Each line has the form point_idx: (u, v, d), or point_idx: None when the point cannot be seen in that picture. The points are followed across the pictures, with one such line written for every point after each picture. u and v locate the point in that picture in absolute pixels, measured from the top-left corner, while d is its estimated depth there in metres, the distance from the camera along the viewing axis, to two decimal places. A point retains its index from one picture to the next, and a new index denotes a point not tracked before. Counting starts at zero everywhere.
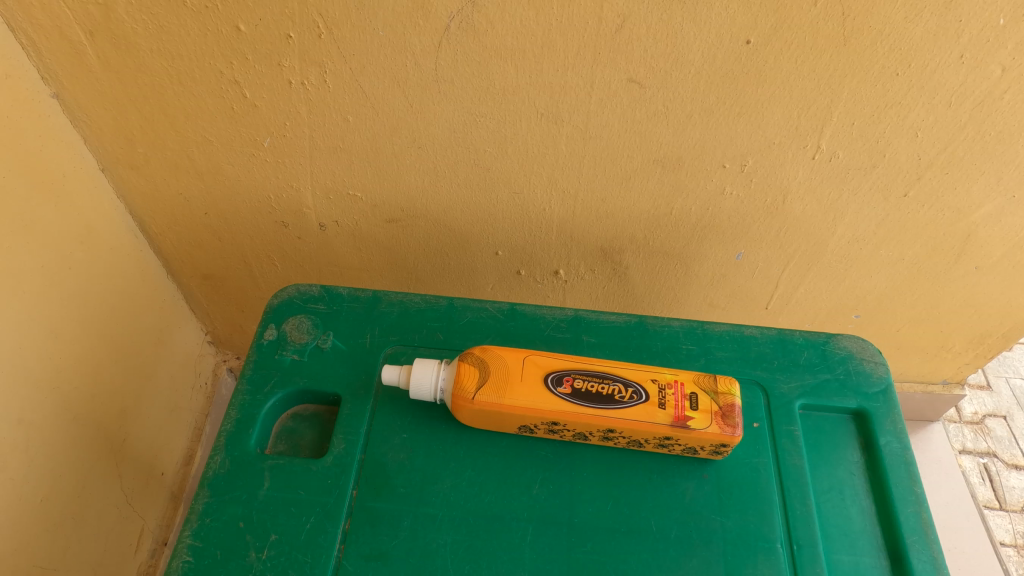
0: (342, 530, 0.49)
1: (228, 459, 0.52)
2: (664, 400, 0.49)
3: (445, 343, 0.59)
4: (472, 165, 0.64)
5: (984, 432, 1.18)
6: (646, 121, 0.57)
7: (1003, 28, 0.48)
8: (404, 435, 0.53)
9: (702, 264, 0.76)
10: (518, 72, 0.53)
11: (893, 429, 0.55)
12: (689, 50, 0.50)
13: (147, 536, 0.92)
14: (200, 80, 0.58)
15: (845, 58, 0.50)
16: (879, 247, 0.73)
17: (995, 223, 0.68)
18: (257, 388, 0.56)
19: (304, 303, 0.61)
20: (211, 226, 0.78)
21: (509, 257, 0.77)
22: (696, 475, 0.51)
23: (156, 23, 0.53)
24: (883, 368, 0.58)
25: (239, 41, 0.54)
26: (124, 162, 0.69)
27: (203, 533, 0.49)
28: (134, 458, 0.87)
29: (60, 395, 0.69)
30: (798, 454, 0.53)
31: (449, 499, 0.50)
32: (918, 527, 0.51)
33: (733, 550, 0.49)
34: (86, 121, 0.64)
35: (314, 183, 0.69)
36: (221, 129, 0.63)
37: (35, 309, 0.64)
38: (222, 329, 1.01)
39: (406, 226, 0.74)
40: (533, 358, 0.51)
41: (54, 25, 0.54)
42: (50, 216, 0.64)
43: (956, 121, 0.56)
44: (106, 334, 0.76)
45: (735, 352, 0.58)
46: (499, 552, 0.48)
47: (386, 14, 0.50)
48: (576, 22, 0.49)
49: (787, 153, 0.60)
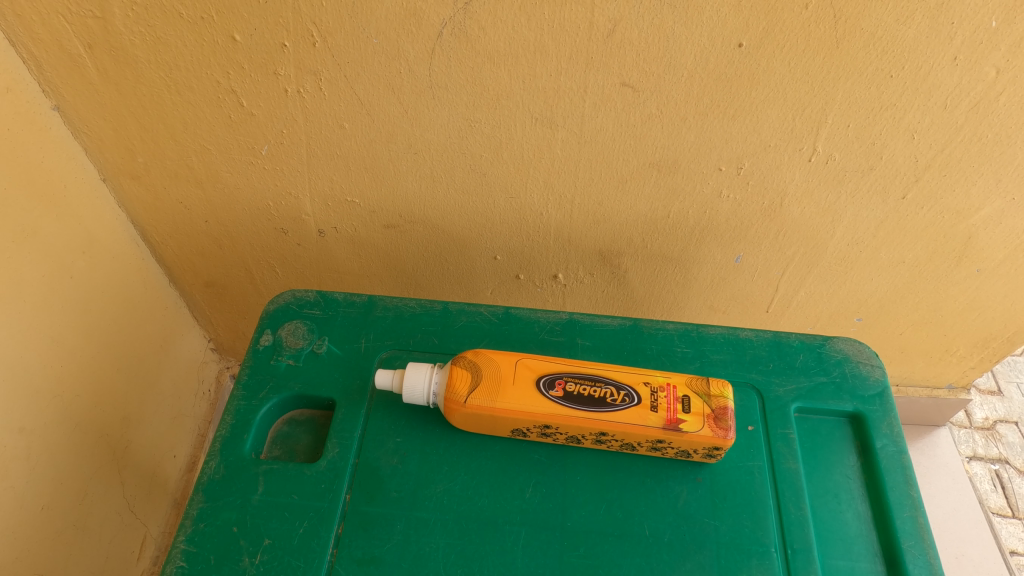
0: (335, 535, 0.49)
1: (223, 464, 0.52)
2: (657, 403, 0.49)
3: (440, 347, 0.59)
4: (468, 170, 0.64)
5: (995, 438, 1.16)
6: (641, 125, 0.57)
7: (997, 30, 0.48)
8: (397, 439, 0.53)
9: (701, 267, 0.76)
10: (512, 78, 0.54)
11: (890, 433, 0.54)
12: (681, 54, 0.51)
13: (150, 544, 0.93)
14: (197, 90, 0.59)
15: (838, 60, 0.50)
16: (879, 249, 0.72)
17: (995, 225, 0.68)
18: (253, 394, 0.56)
19: (300, 308, 0.61)
20: (212, 233, 0.79)
21: (507, 262, 0.77)
22: (690, 478, 0.51)
23: (153, 35, 0.54)
24: (880, 371, 0.57)
25: (235, 51, 0.55)
26: (125, 172, 0.70)
27: (198, 538, 0.49)
28: (136, 465, 0.87)
29: (62, 403, 0.70)
30: (794, 458, 0.53)
31: (443, 503, 0.50)
32: (915, 532, 0.50)
33: (727, 554, 0.49)
34: (87, 133, 0.65)
35: (312, 190, 0.69)
36: (220, 138, 0.64)
37: (36, 317, 0.64)
38: (225, 336, 1.02)
39: (405, 231, 0.74)
40: (525, 361, 0.51)
41: (54, 39, 0.55)
42: (53, 225, 0.65)
43: (953, 124, 0.56)
44: (108, 342, 0.76)
45: (730, 355, 0.58)
46: (491, 556, 0.48)
47: (379, 21, 0.50)
48: (568, 27, 0.49)
49: (784, 156, 0.60)
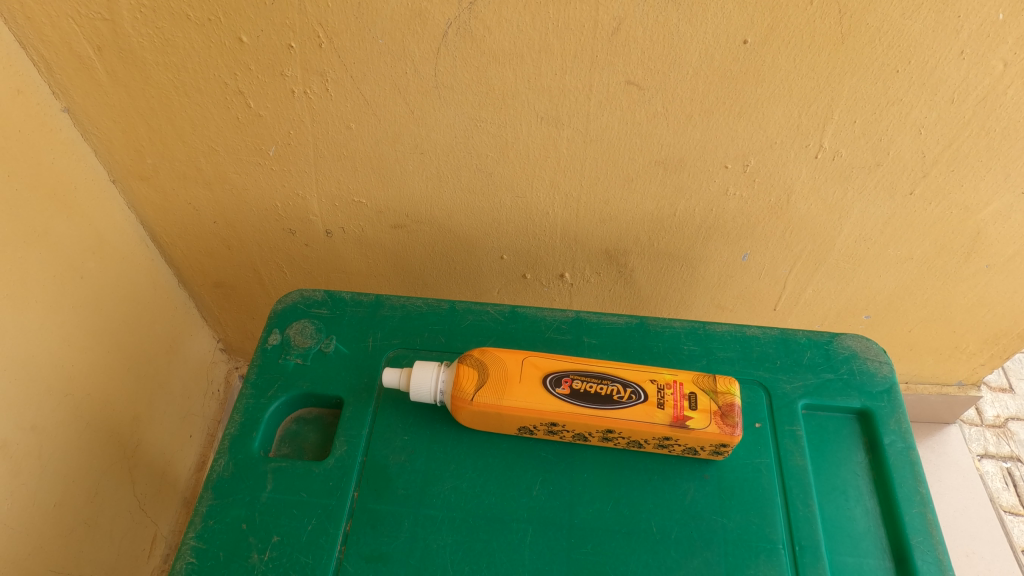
0: (343, 532, 0.50)
1: (232, 462, 0.53)
2: (664, 400, 0.49)
3: (447, 346, 0.59)
4: (474, 169, 0.64)
5: (1006, 436, 1.15)
6: (647, 123, 0.57)
7: (1003, 24, 0.47)
8: (405, 437, 0.53)
9: (708, 265, 0.76)
10: (517, 77, 0.54)
11: (898, 429, 0.54)
12: (686, 52, 0.51)
13: (160, 542, 0.93)
14: (205, 92, 0.60)
15: (843, 56, 0.50)
16: (888, 246, 0.72)
17: (1004, 220, 0.67)
18: (262, 392, 0.56)
19: (308, 308, 0.61)
20: (220, 234, 0.79)
21: (514, 261, 0.78)
22: (696, 476, 0.51)
23: (161, 37, 0.55)
24: (888, 367, 0.57)
25: (241, 53, 0.55)
26: (134, 174, 0.71)
27: (207, 535, 0.50)
28: (146, 464, 0.88)
29: (73, 402, 0.71)
30: (801, 455, 0.53)
31: (450, 501, 0.50)
32: (924, 528, 0.50)
33: (734, 551, 0.49)
34: (97, 135, 0.66)
35: (319, 190, 0.70)
36: (228, 139, 0.65)
37: (47, 317, 0.65)
38: (234, 337, 1.03)
39: (412, 231, 0.75)
40: (532, 359, 0.51)
41: (63, 42, 0.56)
42: (63, 227, 0.65)
43: (960, 118, 0.55)
44: (118, 341, 0.77)
45: (737, 352, 0.58)
46: (499, 553, 0.48)
47: (384, 22, 0.51)
48: (573, 25, 0.49)
49: (790, 153, 0.59)
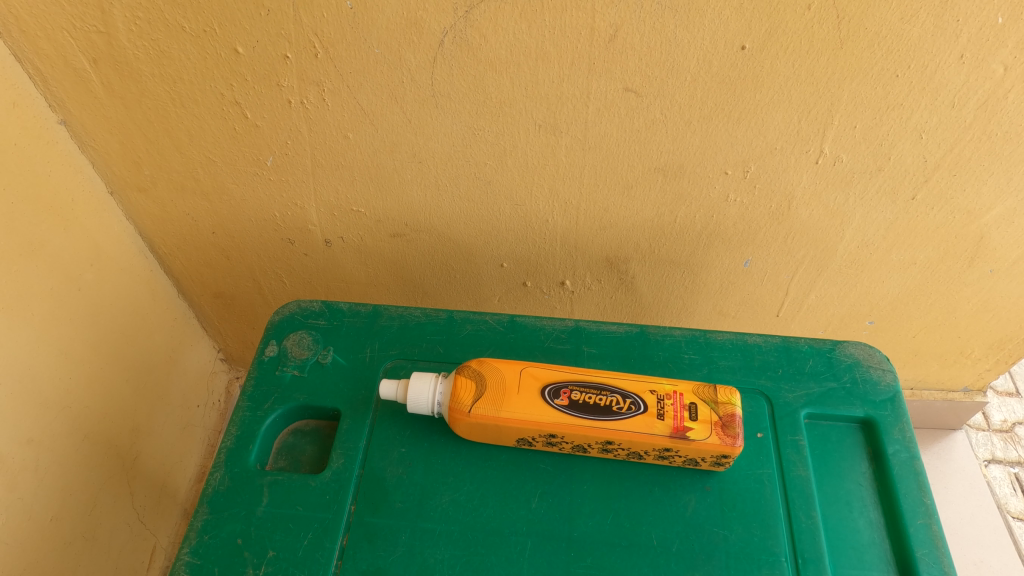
0: (340, 546, 0.49)
1: (228, 475, 0.52)
2: (664, 411, 0.48)
3: (445, 356, 0.59)
4: (472, 178, 0.64)
5: (1014, 441, 1.14)
6: (646, 129, 0.57)
7: (1003, 27, 0.47)
8: (403, 449, 0.53)
9: (709, 272, 0.75)
10: (514, 85, 0.54)
11: (903, 438, 0.53)
12: (683, 58, 0.50)
13: (159, 554, 0.93)
14: (201, 103, 0.60)
15: (843, 61, 0.50)
16: (891, 251, 0.71)
17: (1007, 224, 0.66)
18: (258, 405, 0.56)
19: (305, 319, 0.61)
20: (219, 244, 0.79)
21: (514, 268, 0.77)
22: (698, 487, 0.50)
23: (157, 49, 0.55)
24: (891, 375, 0.56)
25: (238, 63, 0.55)
26: (132, 186, 0.71)
27: (202, 550, 0.49)
28: (145, 474, 0.87)
29: (70, 415, 0.70)
30: (804, 465, 0.52)
31: (449, 514, 0.50)
32: (929, 539, 0.49)
33: (736, 564, 0.48)
34: (95, 147, 0.66)
35: (317, 200, 0.70)
36: (224, 150, 0.65)
37: (44, 330, 0.65)
38: (235, 348, 1.03)
39: (411, 240, 0.74)
40: (530, 370, 0.51)
41: (59, 54, 0.56)
42: (60, 238, 0.65)
43: (961, 122, 0.55)
44: (116, 353, 0.77)
45: (739, 361, 0.57)
46: (498, 567, 0.48)
47: (380, 31, 0.50)
48: (569, 33, 0.49)
49: (790, 158, 0.59)
